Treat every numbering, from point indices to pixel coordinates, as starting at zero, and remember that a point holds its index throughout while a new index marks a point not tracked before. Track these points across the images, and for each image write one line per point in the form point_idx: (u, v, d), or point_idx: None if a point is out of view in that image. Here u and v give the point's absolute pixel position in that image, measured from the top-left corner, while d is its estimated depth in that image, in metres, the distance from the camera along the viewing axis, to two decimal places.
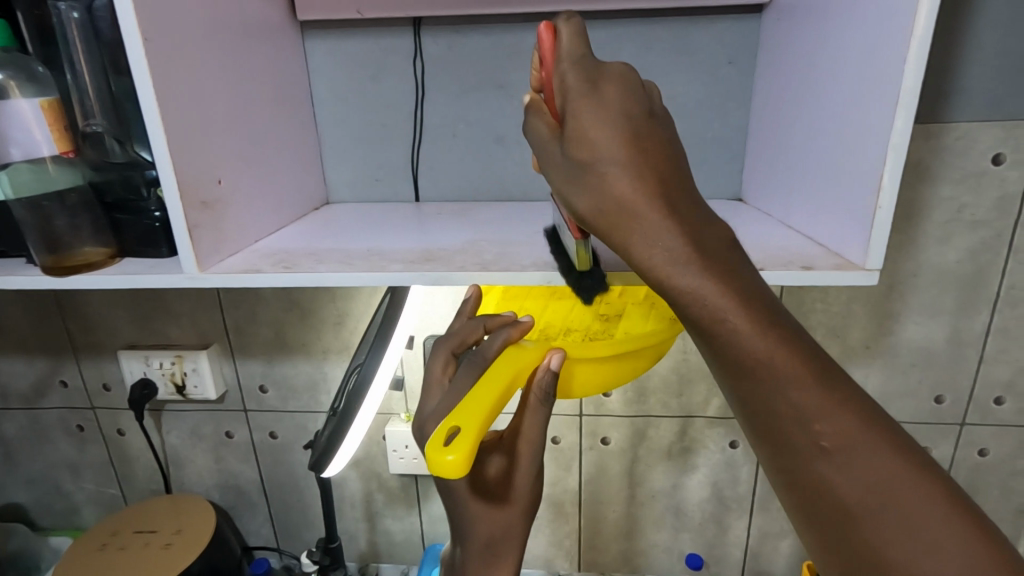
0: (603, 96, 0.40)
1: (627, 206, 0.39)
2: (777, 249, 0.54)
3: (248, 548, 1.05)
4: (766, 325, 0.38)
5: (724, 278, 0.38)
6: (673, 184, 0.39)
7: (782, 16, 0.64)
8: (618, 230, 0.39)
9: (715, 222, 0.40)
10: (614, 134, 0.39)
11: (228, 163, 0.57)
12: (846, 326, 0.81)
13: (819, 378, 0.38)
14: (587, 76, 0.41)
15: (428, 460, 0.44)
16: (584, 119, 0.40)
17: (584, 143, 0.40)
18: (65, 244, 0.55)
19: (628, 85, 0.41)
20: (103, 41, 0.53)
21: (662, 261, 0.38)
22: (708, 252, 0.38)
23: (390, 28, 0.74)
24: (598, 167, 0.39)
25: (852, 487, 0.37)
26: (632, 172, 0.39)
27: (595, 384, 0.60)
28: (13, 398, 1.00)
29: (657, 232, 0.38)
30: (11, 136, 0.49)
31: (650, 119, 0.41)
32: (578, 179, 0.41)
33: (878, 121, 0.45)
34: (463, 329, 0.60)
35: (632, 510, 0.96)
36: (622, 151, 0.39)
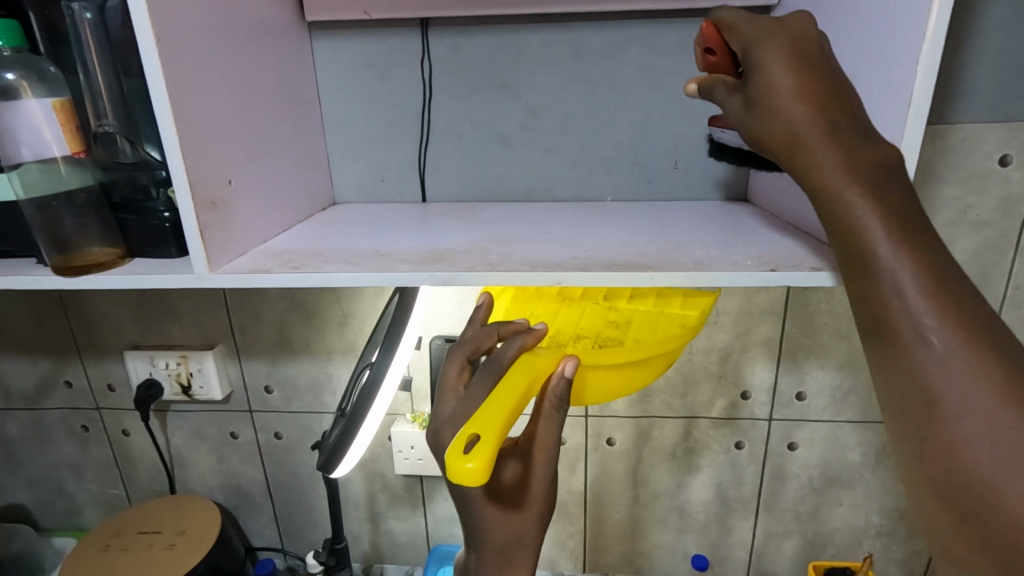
0: (779, 35, 0.43)
1: (796, 130, 0.42)
2: (785, 251, 0.54)
3: (251, 549, 1.05)
4: (900, 231, 0.40)
5: (878, 189, 0.41)
6: (844, 108, 0.42)
7: (789, 18, 0.64)
8: (789, 150, 0.43)
9: (882, 144, 0.42)
10: (788, 68, 0.42)
11: (236, 164, 0.57)
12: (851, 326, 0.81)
13: (941, 282, 0.39)
14: (765, 22, 0.44)
15: (449, 467, 0.45)
16: (761, 53, 0.43)
17: (763, 80, 0.43)
18: (74, 244, 0.55)
19: (804, 29, 0.44)
20: (116, 43, 0.53)
21: (820, 168, 0.42)
22: (865, 166, 0.41)
23: (397, 29, 0.74)
24: (769, 97, 0.43)
25: (943, 380, 0.38)
26: (808, 99, 0.42)
27: (607, 390, 0.61)
28: (16, 398, 0.99)
29: (820, 144, 0.42)
30: (16, 135, 0.49)
31: (825, 59, 0.44)
32: (751, 110, 0.45)
33: (889, 123, 0.45)
34: (476, 335, 0.60)
35: (636, 511, 0.96)
36: (799, 81, 0.42)
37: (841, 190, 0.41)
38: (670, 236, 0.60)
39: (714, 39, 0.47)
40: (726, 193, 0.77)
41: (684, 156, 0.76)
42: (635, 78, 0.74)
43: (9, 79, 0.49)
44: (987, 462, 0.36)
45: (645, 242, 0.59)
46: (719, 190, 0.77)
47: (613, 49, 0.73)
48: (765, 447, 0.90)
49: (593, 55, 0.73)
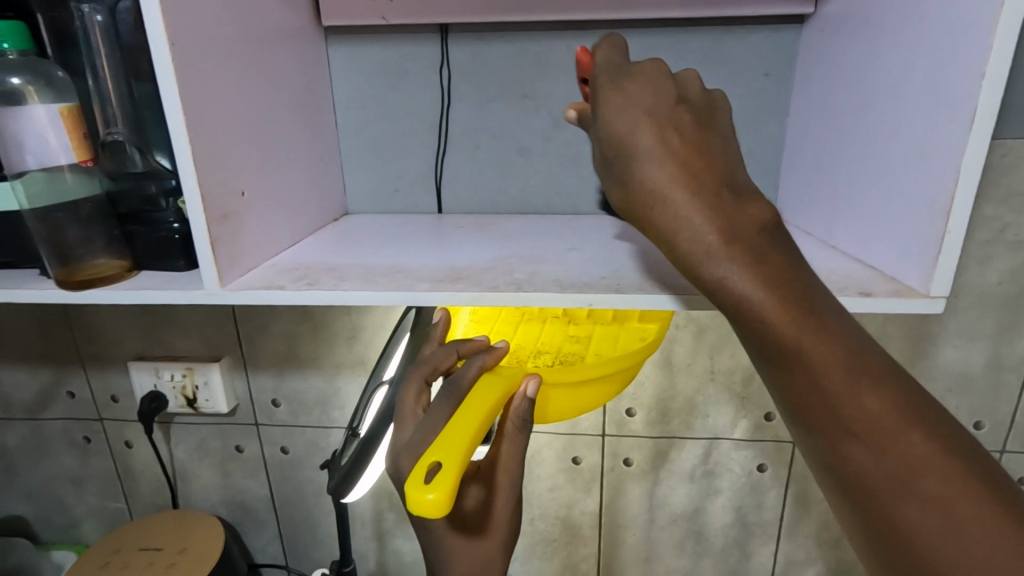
0: (630, 86, 0.41)
1: (658, 200, 0.39)
2: (829, 273, 0.52)
3: (254, 566, 1.01)
4: (797, 309, 0.37)
5: (764, 263, 0.37)
6: (704, 163, 0.39)
7: (827, 29, 0.62)
8: (646, 220, 0.40)
9: (759, 206, 0.39)
10: (638, 122, 0.40)
11: (249, 174, 0.54)
12: (882, 348, 0.78)
13: (847, 344, 0.37)
14: (620, 72, 0.43)
15: (408, 498, 0.43)
16: (608, 107, 0.41)
17: (610, 139, 0.41)
18: (78, 256, 0.52)
19: (658, 78, 0.42)
20: (126, 46, 0.51)
21: (688, 246, 0.38)
22: (753, 240, 0.38)
23: (416, 35, 0.72)
24: (626, 158, 0.40)
25: (866, 456, 0.37)
26: (657, 160, 0.39)
27: (569, 408, 0.59)
28: (17, 409, 0.97)
29: (691, 225, 0.38)
30: (24, 143, 0.47)
31: (687, 108, 0.41)
32: (606, 167, 0.42)
33: (948, 141, 0.43)
34: (434, 355, 0.56)
35: (651, 534, 0.93)
36: (655, 140, 0.39)
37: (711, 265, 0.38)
38: None
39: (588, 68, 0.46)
40: None
41: None
42: None
43: (15, 84, 0.47)
44: (928, 528, 0.36)
45: None
46: None
47: (638, 58, 0.70)
48: (789, 470, 0.87)
49: None
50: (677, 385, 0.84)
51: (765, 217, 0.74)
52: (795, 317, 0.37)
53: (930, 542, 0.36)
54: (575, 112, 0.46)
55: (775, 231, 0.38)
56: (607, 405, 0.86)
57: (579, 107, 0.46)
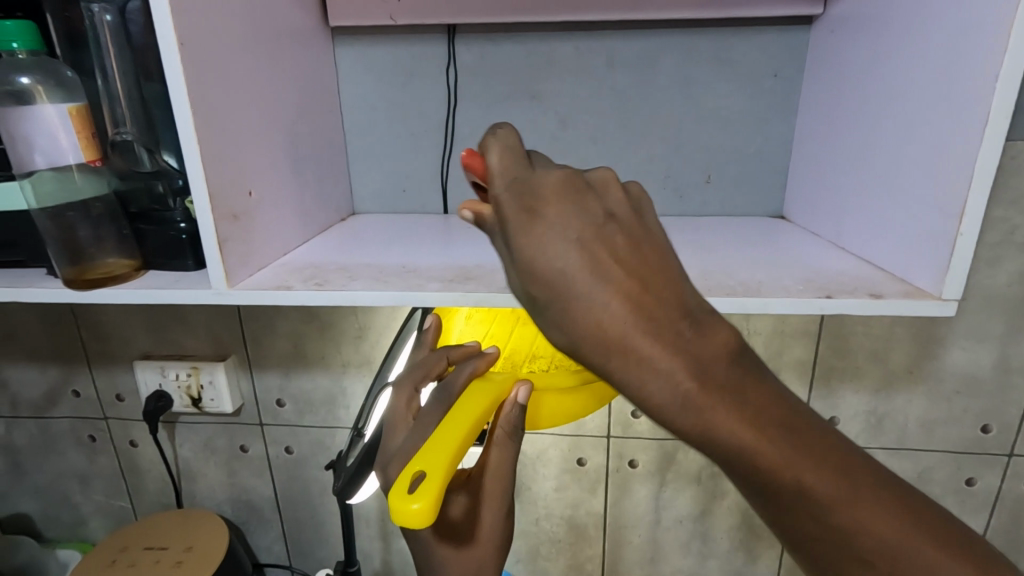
0: (551, 206, 0.32)
1: (626, 356, 0.31)
2: (839, 274, 0.51)
3: (259, 565, 1.02)
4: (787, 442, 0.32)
5: (741, 405, 0.32)
6: (658, 288, 0.31)
7: (837, 29, 0.61)
8: (607, 377, 0.32)
9: (717, 330, 0.32)
10: (574, 257, 0.31)
11: (258, 174, 0.54)
12: (889, 350, 0.78)
13: (815, 456, 0.33)
14: (531, 181, 0.34)
15: (392, 508, 0.41)
16: (533, 235, 0.32)
17: (545, 278, 0.31)
18: (87, 256, 0.52)
19: (576, 191, 0.33)
20: (136, 47, 0.52)
21: (662, 404, 0.31)
22: (724, 380, 0.31)
23: (423, 34, 0.72)
24: (573, 302, 0.31)
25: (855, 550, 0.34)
26: (617, 298, 0.30)
27: (562, 414, 0.56)
28: (23, 407, 0.97)
29: (656, 373, 0.31)
30: (33, 142, 0.46)
31: (619, 219, 0.33)
32: (548, 310, 0.32)
33: (961, 142, 0.43)
34: (426, 361, 0.58)
35: (656, 536, 0.92)
36: (596, 276, 0.31)
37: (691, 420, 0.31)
38: (710, 254, 0.58)
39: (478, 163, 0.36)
40: (763, 209, 0.74)
41: (719, 168, 0.73)
42: (670, 89, 0.71)
43: (25, 84, 0.47)
44: None
45: (683, 263, 0.55)
46: (754, 206, 0.74)
47: (645, 57, 0.70)
48: None
49: (625, 65, 0.70)
50: None
51: (773, 218, 0.73)
52: (787, 455, 0.32)
53: None
54: (471, 212, 0.36)
55: (742, 356, 0.32)
56: (613, 406, 0.85)
57: (473, 204, 0.36)
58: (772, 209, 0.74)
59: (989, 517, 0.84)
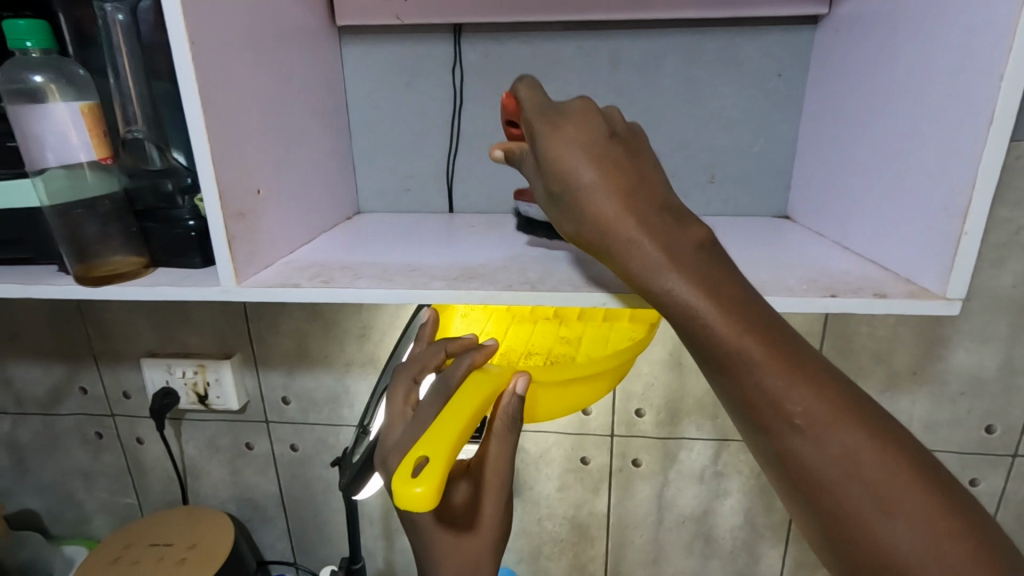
0: (566, 127, 0.43)
1: (611, 232, 0.41)
2: (843, 274, 0.52)
3: (263, 563, 1.02)
4: (743, 318, 0.38)
5: (704, 277, 0.39)
6: (645, 192, 0.42)
7: (841, 30, 0.62)
8: (598, 248, 0.42)
9: (691, 227, 0.41)
10: (582, 160, 0.42)
11: (265, 173, 0.55)
12: (893, 350, 0.78)
13: (796, 356, 0.39)
14: (556, 117, 0.44)
15: (396, 493, 0.42)
16: (554, 148, 0.43)
17: (555, 176, 0.43)
18: (96, 253, 0.53)
19: (589, 118, 0.43)
20: (148, 47, 0.53)
21: (638, 266, 0.40)
22: (691, 257, 0.40)
23: (428, 34, 0.72)
24: (575, 193, 0.42)
25: (825, 465, 0.37)
26: (607, 189, 0.41)
27: (558, 407, 0.59)
28: (30, 404, 0.98)
29: (640, 247, 0.40)
30: (44, 140, 0.47)
31: (622, 144, 0.43)
32: (560, 205, 0.44)
33: (966, 143, 0.43)
34: (424, 354, 0.57)
35: (659, 535, 0.92)
36: (597, 175, 0.42)
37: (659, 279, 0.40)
38: None
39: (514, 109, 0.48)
40: (767, 209, 0.74)
41: (723, 169, 0.73)
42: (674, 89, 0.71)
43: (38, 82, 0.48)
44: (886, 531, 0.36)
45: None
46: (758, 206, 0.74)
47: (650, 57, 0.70)
48: None
49: (630, 65, 0.71)
50: (687, 386, 0.84)
51: (777, 218, 0.73)
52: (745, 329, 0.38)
53: (892, 544, 0.36)
54: (502, 151, 0.48)
55: (711, 250, 0.41)
56: (616, 405, 0.86)
57: (504, 146, 0.48)
58: (776, 209, 0.74)
59: (993, 517, 0.84)
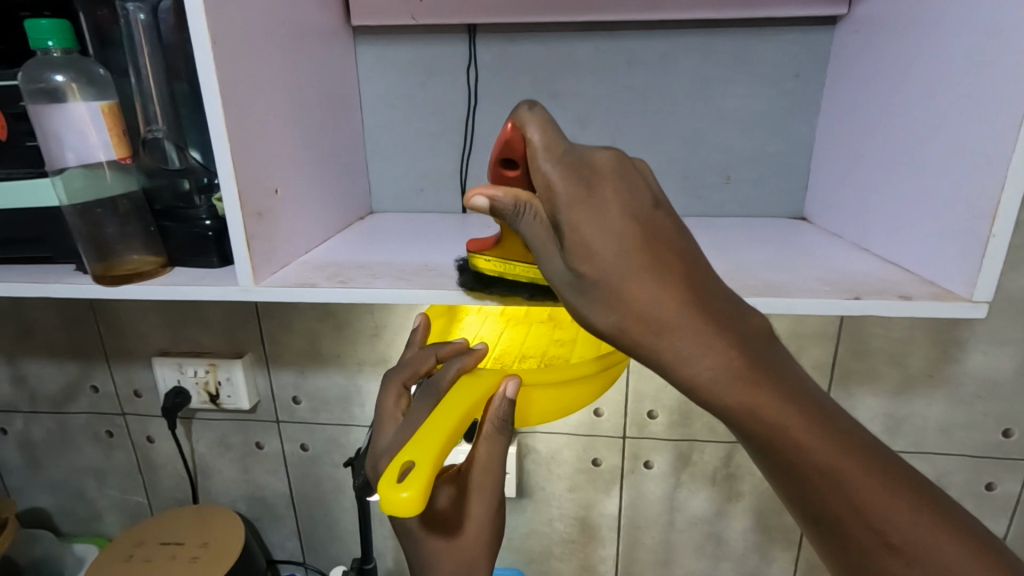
0: (598, 198, 0.36)
1: (659, 331, 0.35)
2: (865, 276, 0.51)
3: (273, 562, 1.02)
4: (804, 411, 0.36)
5: (765, 374, 0.36)
6: (691, 276, 0.36)
7: (862, 29, 0.61)
8: (639, 347, 0.37)
9: (738, 312, 0.37)
10: (618, 244, 0.35)
11: (283, 173, 0.55)
12: (909, 353, 0.77)
13: (838, 433, 0.37)
14: (581, 179, 0.37)
15: (381, 498, 0.41)
16: (582, 225, 0.36)
17: (581, 251, 0.36)
18: (115, 252, 0.53)
19: (624, 182, 0.37)
20: (168, 46, 0.54)
21: (694, 371, 0.35)
22: (751, 354, 0.36)
23: (444, 34, 0.72)
24: (609, 284, 0.36)
25: (872, 536, 0.38)
26: (651, 278, 0.35)
27: (552, 411, 0.57)
28: (42, 402, 0.98)
29: (689, 347, 0.35)
30: (63, 139, 0.47)
31: (658, 214, 0.37)
32: (583, 290, 0.37)
33: (994, 144, 0.42)
34: (414, 358, 0.56)
35: (670, 537, 0.92)
36: (637, 261, 0.35)
37: (717, 386, 0.35)
38: (734, 256, 0.58)
39: (517, 151, 0.41)
40: (783, 210, 0.74)
41: (738, 169, 0.73)
42: (690, 90, 0.71)
43: (59, 81, 0.48)
44: None
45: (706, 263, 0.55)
46: (773, 207, 0.74)
47: (666, 57, 0.70)
48: None
49: (646, 65, 0.70)
50: None
51: (792, 219, 0.73)
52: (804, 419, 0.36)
53: None
54: (484, 199, 0.40)
55: (763, 335, 0.37)
56: (628, 407, 0.85)
57: (486, 192, 0.40)
58: (792, 210, 0.74)
59: (1008, 522, 0.83)
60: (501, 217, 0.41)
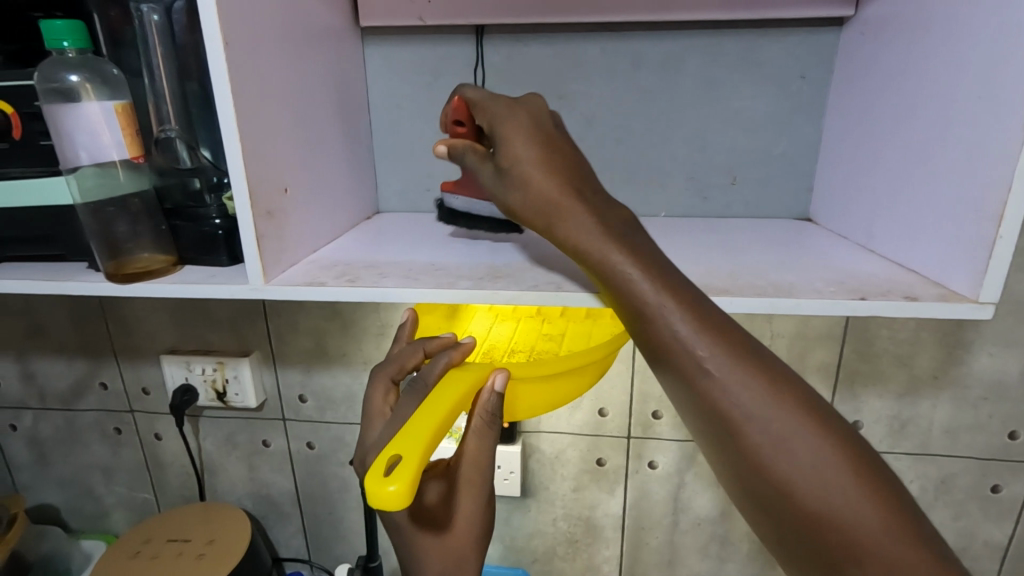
0: (516, 113, 0.49)
1: (553, 203, 0.46)
2: (871, 277, 0.51)
3: (278, 559, 1.03)
4: (661, 280, 0.43)
5: (627, 244, 0.44)
6: (577, 173, 0.47)
7: (868, 31, 0.61)
8: (541, 218, 0.47)
9: (612, 203, 0.47)
10: (531, 145, 0.47)
11: (293, 173, 0.55)
12: (915, 354, 0.77)
13: (698, 307, 0.43)
14: (506, 103, 0.50)
15: (369, 492, 0.40)
16: (504, 128, 0.48)
17: (503, 147, 0.48)
18: (126, 250, 0.54)
19: (538, 110, 0.50)
20: (181, 47, 0.55)
21: (574, 230, 0.45)
22: (616, 228, 0.45)
23: (451, 35, 0.72)
24: (519, 169, 0.47)
25: (733, 404, 0.40)
26: (546, 165, 0.46)
27: (539, 404, 0.59)
28: (51, 399, 0.99)
29: (574, 214, 0.45)
30: (77, 139, 0.48)
31: (559, 138, 0.49)
32: (503, 179, 0.48)
33: (1000, 145, 0.43)
34: (401, 353, 0.57)
35: (674, 538, 0.92)
36: (541, 155, 0.47)
37: (595, 246, 0.44)
38: (741, 257, 0.58)
39: (462, 111, 0.52)
40: (789, 211, 0.74)
41: (745, 171, 0.73)
42: (696, 91, 0.71)
43: (73, 82, 0.49)
44: (786, 465, 0.39)
45: (712, 264, 0.56)
46: (780, 209, 0.74)
47: (672, 58, 0.70)
48: None
49: (652, 66, 0.71)
50: None
51: (799, 221, 0.73)
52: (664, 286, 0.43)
53: (790, 477, 0.39)
54: (445, 147, 0.52)
55: (631, 224, 0.46)
56: (632, 407, 0.86)
57: (447, 143, 0.52)
58: (798, 212, 0.74)
59: (1015, 524, 0.83)
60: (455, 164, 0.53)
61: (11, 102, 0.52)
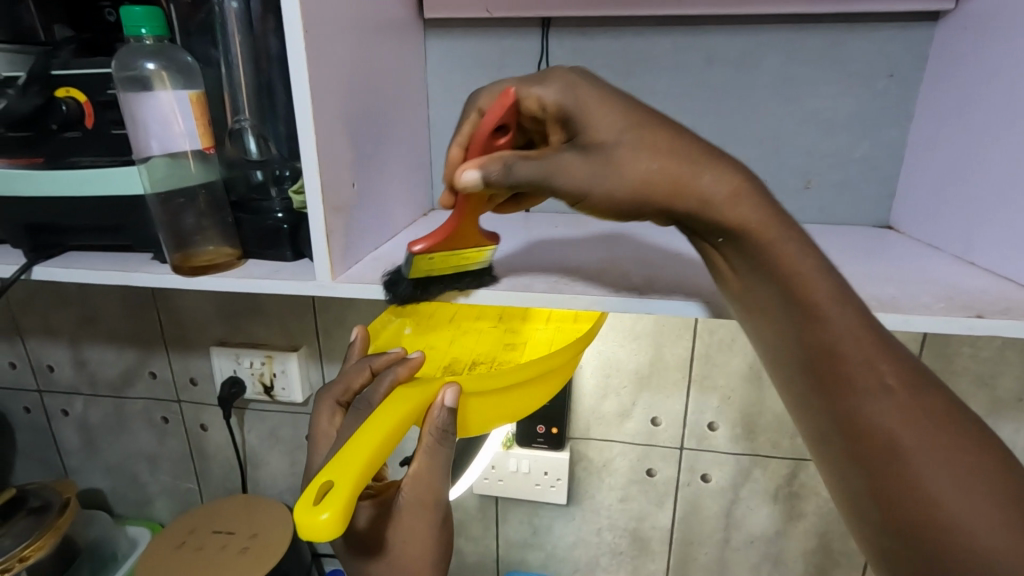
0: (585, 85, 0.43)
1: (683, 168, 0.40)
2: (979, 292, 0.47)
3: (316, 555, 1.02)
4: (837, 291, 0.40)
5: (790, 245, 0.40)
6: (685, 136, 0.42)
7: (969, 27, 0.57)
8: (688, 193, 0.40)
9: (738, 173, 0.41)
10: (620, 111, 0.41)
11: (360, 167, 0.54)
12: (998, 374, 0.72)
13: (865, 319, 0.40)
14: (560, 80, 0.44)
15: (298, 522, 0.37)
16: (589, 105, 0.42)
17: (593, 125, 0.42)
18: (192, 242, 0.53)
19: (588, 77, 0.45)
20: (256, 35, 0.54)
21: (722, 194, 0.40)
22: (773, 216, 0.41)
23: (515, 28, 0.70)
24: (623, 141, 0.41)
25: (898, 427, 0.37)
26: (659, 134, 0.41)
27: (496, 415, 0.56)
28: (102, 386, 1.00)
29: (709, 171, 0.40)
30: (149, 128, 0.47)
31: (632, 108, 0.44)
32: (605, 158, 0.41)
33: None
34: (348, 372, 0.54)
35: (724, 554, 0.89)
36: (640, 120, 0.41)
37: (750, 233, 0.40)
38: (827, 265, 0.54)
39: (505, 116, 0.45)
40: (867, 219, 0.70)
41: (821, 174, 0.69)
42: (772, 89, 0.67)
43: (150, 70, 0.48)
44: (953, 504, 0.35)
45: None
46: (858, 215, 0.70)
47: (748, 54, 0.67)
48: None
49: (726, 62, 0.67)
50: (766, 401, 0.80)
51: (879, 228, 0.69)
52: (846, 303, 0.39)
53: (952, 516, 0.35)
54: (475, 170, 0.42)
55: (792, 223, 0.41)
56: (688, 419, 0.82)
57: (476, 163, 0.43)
58: (877, 219, 0.70)
59: None
60: (489, 188, 0.44)
61: (85, 90, 0.52)
